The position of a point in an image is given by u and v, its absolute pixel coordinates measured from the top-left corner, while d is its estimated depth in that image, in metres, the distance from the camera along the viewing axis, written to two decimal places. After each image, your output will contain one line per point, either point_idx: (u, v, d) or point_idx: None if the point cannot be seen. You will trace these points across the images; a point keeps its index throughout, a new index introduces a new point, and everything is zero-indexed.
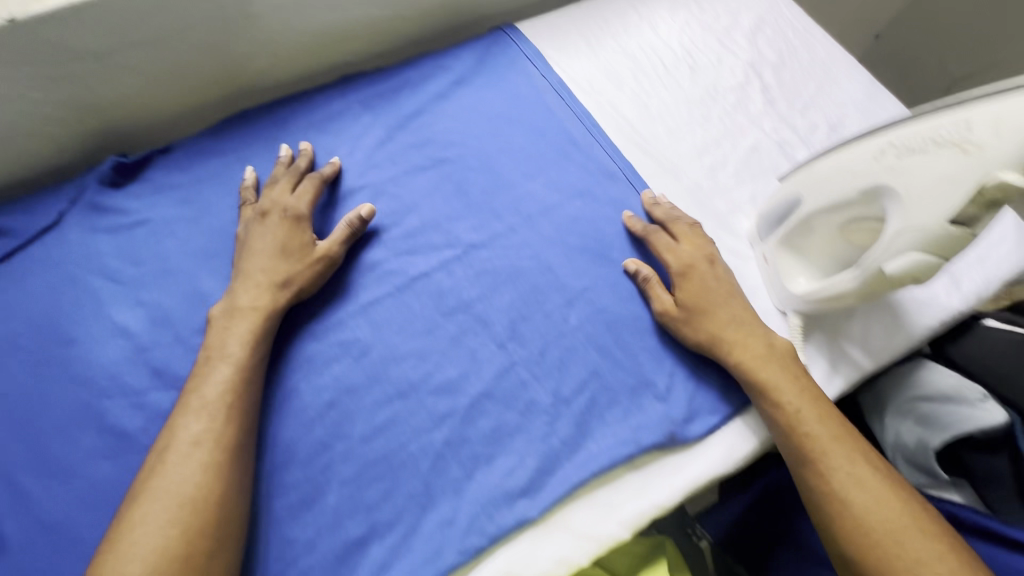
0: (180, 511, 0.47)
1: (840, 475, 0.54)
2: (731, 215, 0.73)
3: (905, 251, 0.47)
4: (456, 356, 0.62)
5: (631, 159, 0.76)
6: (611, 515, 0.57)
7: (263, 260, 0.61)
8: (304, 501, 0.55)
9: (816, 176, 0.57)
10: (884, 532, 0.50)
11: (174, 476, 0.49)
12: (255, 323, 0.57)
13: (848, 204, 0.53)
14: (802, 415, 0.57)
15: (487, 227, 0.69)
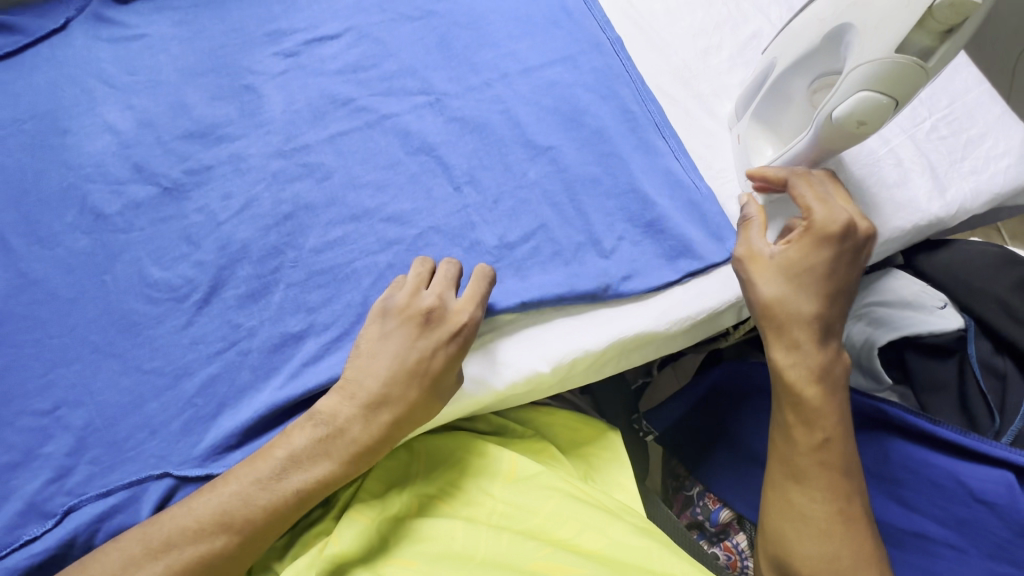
0: (177, 566, 0.48)
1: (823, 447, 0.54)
2: (714, 98, 0.71)
3: (852, 90, 0.49)
4: (413, 192, 0.64)
5: (621, 34, 0.74)
6: (534, 351, 0.60)
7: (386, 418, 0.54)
8: (254, 295, 0.60)
9: (784, 39, 0.58)
10: (828, 517, 0.53)
11: (189, 518, 0.49)
12: (332, 453, 0.52)
13: (814, 56, 0.54)
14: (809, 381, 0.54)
15: (463, 79, 0.70)
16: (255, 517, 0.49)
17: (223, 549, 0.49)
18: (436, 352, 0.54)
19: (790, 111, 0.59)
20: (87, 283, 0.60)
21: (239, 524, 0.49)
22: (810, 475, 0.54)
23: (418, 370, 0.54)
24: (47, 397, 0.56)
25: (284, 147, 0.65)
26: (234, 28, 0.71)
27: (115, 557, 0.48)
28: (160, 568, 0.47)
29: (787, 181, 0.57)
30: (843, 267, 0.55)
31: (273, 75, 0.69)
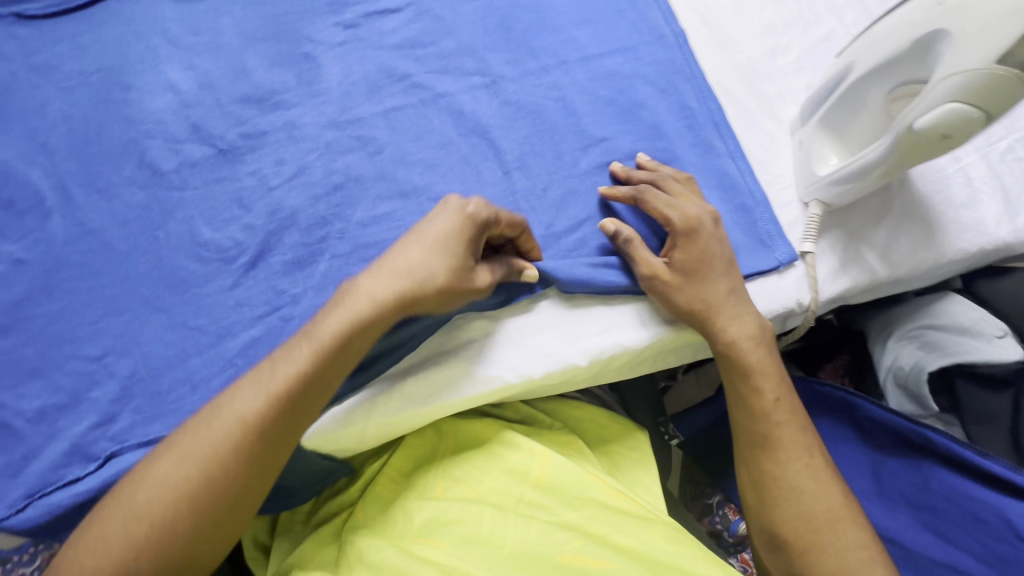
0: (225, 441, 0.47)
1: (775, 406, 0.56)
2: (778, 100, 0.68)
3: (942, 101, 0.47)
4: (462, 173, 0.64)
5: (686, 26, 0.72)
6: (571, 342, 0.59)
7: (389, 281, 0.52)
8: (300, 263, 0.60)
9: (866, 44, 0.55)
10: (818, 488, 0.53)
11: (231, 399, 0.49)
12: (348, 311, 0.51)
13: (898, 65, 0.52)
14: (753, 344, 0.57)
15: (520, 63, 0.69)
16: (292, 378, 0.49)
17: (269, 429, 0.48)
18: (453, 231, 0.53)
19: (862, 118, 0.57)
20: (141, 237, 0.61)
21: (278, 387, 0.49)
22: (779, 444, 0.55)
23: (432, 236, 0.53)
24: (96, 344, 0.57)
25: (338, 118, 0.65)
26: None
27: (180, 442, 0.48)
28: (206, 441, 0.48)
29: (631, 199, 0.61)
30: (711, 267, 0.58)
31: (332, 45, 0.69)
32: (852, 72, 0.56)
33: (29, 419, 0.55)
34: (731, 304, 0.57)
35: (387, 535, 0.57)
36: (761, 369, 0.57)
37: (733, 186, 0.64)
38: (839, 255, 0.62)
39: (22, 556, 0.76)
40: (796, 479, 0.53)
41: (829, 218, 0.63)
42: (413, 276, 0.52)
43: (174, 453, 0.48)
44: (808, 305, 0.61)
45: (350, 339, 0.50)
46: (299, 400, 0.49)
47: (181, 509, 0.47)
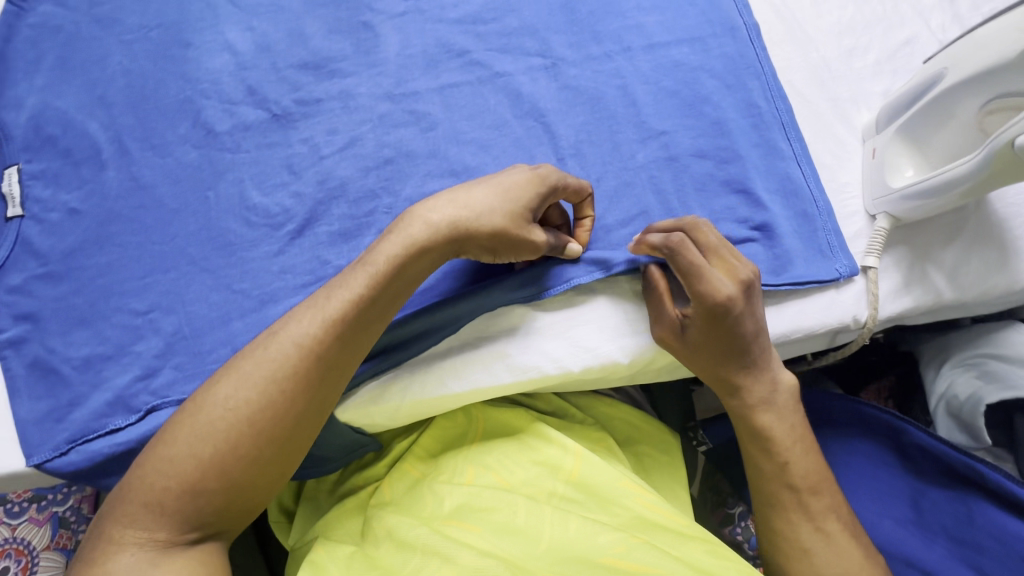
0: (289, 367, 0.49)
1: (786, 468, 0.54)
2: (851, 105, 0.65)
3: None
4: (515, 156, 0.62)
5: (759, 20, 0.69)
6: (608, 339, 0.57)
7: (455, 217, 0.52)
8: (346, 234, 0.60)
9: (966, 51, 0.52)
10: (831, 552, 0.51)
11: (290, 326, 0.50)
12: (412, 238, 0.51)
13: (999, 76, 0.49)
14: (763, 403, 0.55)
15: (583, 47, 0.67)
16: (351, 300, 0.50)
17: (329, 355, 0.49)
18: (523, 184, 0.53)
19: (946, 129, 0.54)
20: (192, 196, 0.61)
21: (336, 310, 0.50)
22: (789, 505, 0.53)
23: (508, 186, 0.53)
24: (143, 299, 0.58)
25: (394, 91, 0.64)
26: None
27: (237, 371, 0.49)
28: (265, 366, 0.48)
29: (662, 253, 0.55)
30: (733, 348, 0.54)
31: (392, 15, 0.67)
32: (943, 80, 0.53)
33: (76, 367, 0.56)
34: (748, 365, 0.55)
35: (414, 516, 0.57)
36: (778, 436, 0.55)
37: (796, 192, 0.61)
38: (903, 276, 0.59)
39: (56, 495, 0.80)
40: (812, 539, 0.52)
41: (897, 232, 0.60)
42: (475, 211, 0.52)
43: (235, 376, 0.48)
44: (863, 322, 0.58)
45: (405, 265, 0.51)
46: (357, 327, 0.50)
47: (244, 430, 0.47)
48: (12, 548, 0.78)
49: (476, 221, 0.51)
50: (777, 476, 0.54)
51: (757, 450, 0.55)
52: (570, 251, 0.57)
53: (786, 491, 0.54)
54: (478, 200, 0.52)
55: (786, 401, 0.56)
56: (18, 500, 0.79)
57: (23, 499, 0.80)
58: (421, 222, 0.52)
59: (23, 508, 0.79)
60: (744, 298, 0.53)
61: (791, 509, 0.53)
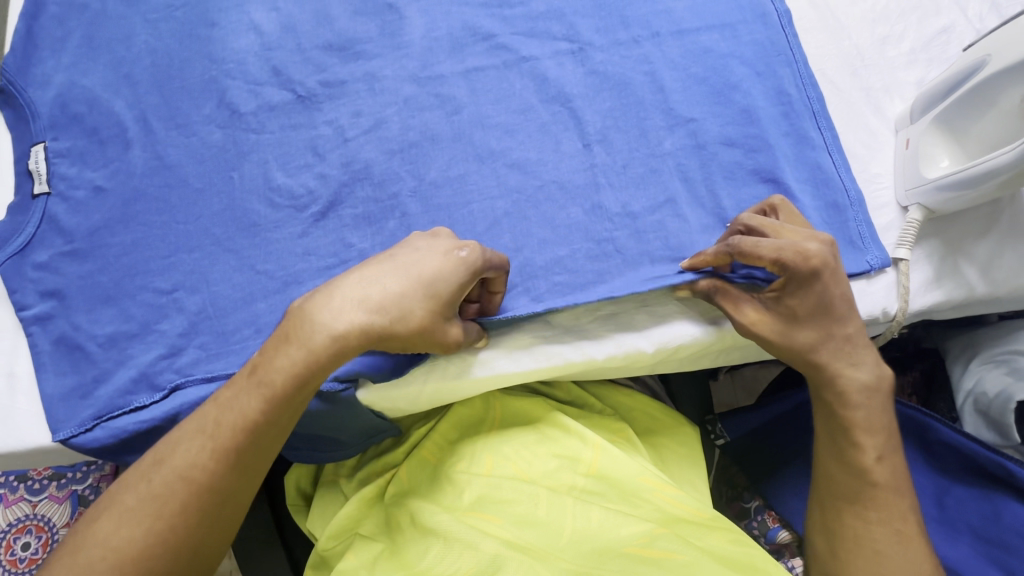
0: (164, 485, 0.47)
1: (874, 466, 0.52)
2: (884, 93, 0.64)
3: None
4: (540, 142, 0.62)
5: (791, 6, 0.67)
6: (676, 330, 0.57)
7: (348, 309, 0.48)
8: (370, 218, 0.59)
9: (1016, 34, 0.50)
10: (897, 544, 0.51)
11: (170, 445, 0.48)
12: (265, 400, 0.48)
13: None
14: (861, 398, 0.53)
15: (611, 32, 0.66)
16: (236, 420, 0.48)
17: (204, 463, 0.47)
18: (443, 274, 0.49)
19: (986, 116, 0.52)
20: (216, 177, 0.61)
21: (220, 431, 0.48)
22: (869, 501, 0.52)
23: (415, 273, 0.49)
24: (167, 278, 0.58)
25: (419, 74, 0.64)
26: None
27: (114, 506, 0.47)
28: (149, 492, 0.47)
29: (727, 252, 0.53)
30: (829, 316, 0.52)
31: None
32: (986, 68, 0.52)
33: (101, 344, 0.56)
34: (847, 355, 0.53)
35: (449, 508, 0.58)
36: (867, 425, 0.53)
37: (826, 181, 0.60)
38: (938, 272, 0.58)
39: (74, 473, 0.80)
40: (884, 539, 0.51)
41: (929, 224, 0.59)
42: (381, 309, 0.48)
43: (108, 506, 0.47)
44: (897, 317, 0.57)
45: (304, 381, 0.48)
46: (247, 448, 0.48)
47: (132, 563, 0.45)
48: (32, 523, 0.79)
49: (386, 318, 0.48)
50: (857, 470, 0.53)
51: (842, 442, 0.53)
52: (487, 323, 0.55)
53: (868, 488, 0.52)
54: (375, 293, 0.48)
55: (883, 391, 0.54)
56: (39, 476, 0.80)
57: (44, 476, 0.80)
58: (314, 330, 0.48)
59: (43, 485, 0.80)
60: (833, 263, 0.51)
61: (870, 506, 0.52)
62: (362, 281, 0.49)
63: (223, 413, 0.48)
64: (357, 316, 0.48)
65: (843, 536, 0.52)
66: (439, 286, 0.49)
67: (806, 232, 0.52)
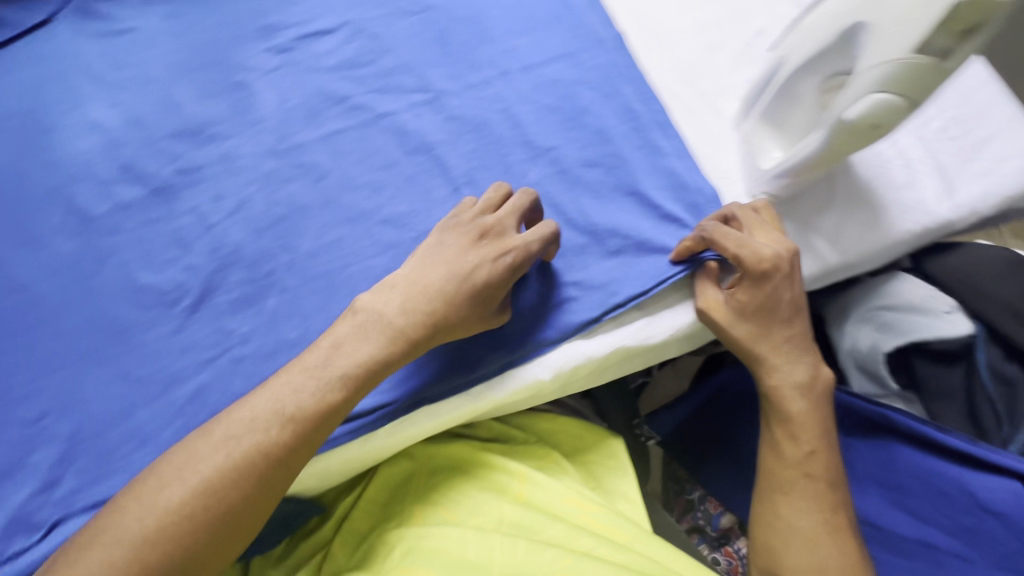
0: (238, 458, 0.46)
1: (806, 458, 0.54)
2: (719, 95, 0.69)
3: (867, 94, 0.48)
4: (410, 193, 0.63)
5: (624, 29, 0.72)
6: (604, 341, 0.59)
7: (408, 300, 0.52)
8: (249, 299, 0.58)
9: (805, 31, 0.56)
10: (817, 530, 0.52)
11: (242, 417, 0.47)
12: (351, 386, 0.50)
13: (825, 57, 0.53)
14: (798, 394, 0.56)
15: (461, 77, 0.68)
16: (314, 407, 0.48)
17: (284, 440, 0.47)
18: (494, 279, 0.53)
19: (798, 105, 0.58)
20: (76, 287, 0.58)
21: (300, 416, 0.48)
22: (796, 488, 0.54)
23: (465, 276, 0.53)
24: (33, 406, 0.54)
25: (277, 147, 0.63)
26: (225, 23, 0.69)
27: (165, 473, 0.46)
28: (216, 466, 0.45)
29: (700, 237, 0.59)
30: (771, 316, 0.56)
31: (266, 70, 0.67)
32: (784, 67, 0.57)
33: None
34: (778, 351, 0.57)
35: (378, 575, 0.55)
36: (804, 421, 0.55)
37: (683, 185, 0.64)
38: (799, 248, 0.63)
39: None
40: (812, 527, 0.52)
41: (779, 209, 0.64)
42: (432, 283, 0.53)
43: (176, 472, 0.45)
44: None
45: (379, 375, 0.51)
46: (321, 426, 0.49)
47: (199, 534, 0.44)
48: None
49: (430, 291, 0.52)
50: (795, 459, 0.55)
51: (779, 433, 0.56)
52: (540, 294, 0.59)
53: (799, 477, 0.54)
54: (436, 287, 0.52)
55: (819, 391, 0.57)
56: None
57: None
58: (374, 296, 0.53)
59: None
60: (786, 267, 0.56)
61: (794, 493, 0.54)
62: (420, 287, 0.53)
63: (300, 400, 0.48)
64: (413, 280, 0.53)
65: (769, 518, 0.54)
66: (479, 263, 0.53)
67: (774, 231, 0.58)
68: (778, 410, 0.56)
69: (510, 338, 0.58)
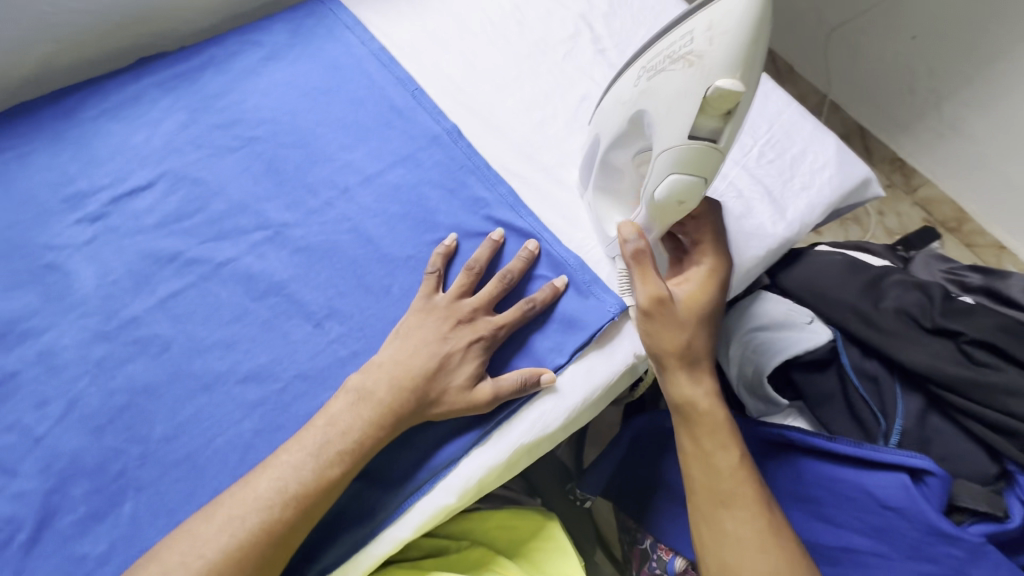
0: (242, 537, 0.47)
1: (740, 462, 0.54)
2: (559, 167, 0.72)
3: (663, 176, 0.52)
4: (267, 341, 0.59)
5: (456, 120, 0.73)
6: (558, 401, 0.58)
7: (396, 369, 0.55)
8: (99, 511, 0.51)
9: (607, 116, 0.60)
10: (760, 538, 0.51)
11: (242, 497, 0.48)
12: (352, 459, 0.51)
13: (629, 138, 0.58)
14: (714, 399, 0.56)
15: (301, 205, 0.66)
16: (315, 483, 0.49)
17: (285, 519, 0.48)
18: (475, 357, 0.57)
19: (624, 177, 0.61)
20: None
21: (307, 492, 0.49)
22: (737, 499, 0.53)
23: (443, 355, 0.56)
24: None
25: (106, 327, 0.57)
26: (23, 200, 0.63)
27: (149, 574, 0.45)
28: (220, 549, 0.46)
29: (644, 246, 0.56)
30: (713, 316, 0.59)
31: (80, 244, 0.61)
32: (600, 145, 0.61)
33: None
34: (699, 357, 0.57)
35: None
36: (730, 428, 0.56)
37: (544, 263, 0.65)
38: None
39: None
40: (756, 535, 0.51)
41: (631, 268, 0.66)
42: (418, 360, 0.55)
43: (177, 560, 0.45)
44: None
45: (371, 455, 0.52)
46: (321, 499, 0.50)
47: None
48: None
49: (416, 368, 0.55)
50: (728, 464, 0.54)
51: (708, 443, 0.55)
52: (546, 379, 0.58)
53: (733, 484, 0.53)
54: (422, 362, 0.55)
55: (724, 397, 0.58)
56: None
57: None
58: (366, 373, 0.55)
59: None
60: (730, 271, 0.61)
61: (736, 503, 0.53)
62: (404, 363, 0.55)
63: (307, 477, 0.49)
64: (397, 357, 0.55)
65: (710, 530, 0.53)
66: (463, 336, 0.57)
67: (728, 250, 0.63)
68: (699, 418, 0.55)
69: (398, 475, 0.55)
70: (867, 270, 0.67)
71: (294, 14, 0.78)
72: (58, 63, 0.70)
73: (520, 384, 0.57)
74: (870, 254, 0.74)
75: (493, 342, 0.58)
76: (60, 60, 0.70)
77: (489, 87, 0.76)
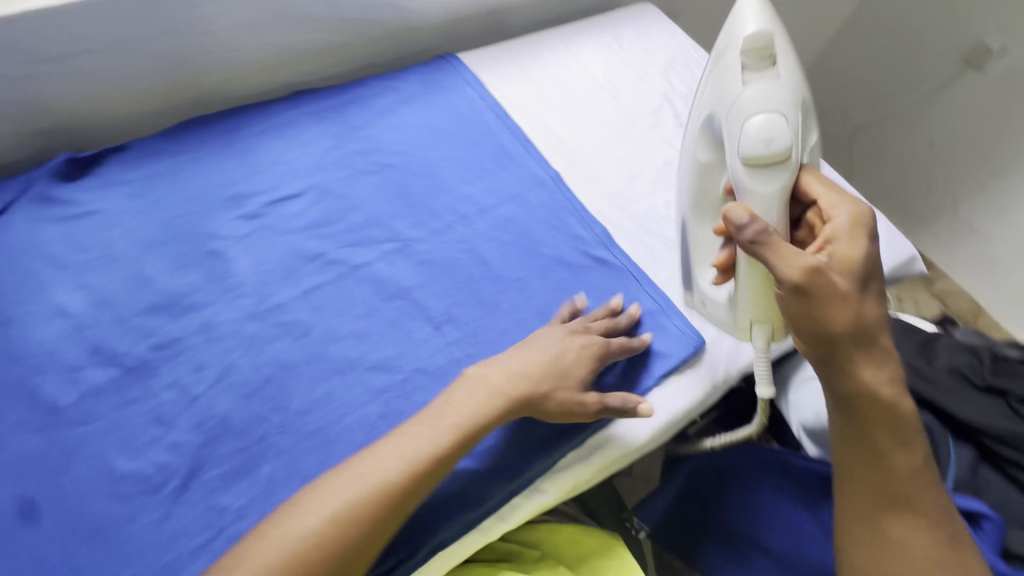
0: (365, 494, 0.50)
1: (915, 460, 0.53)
2: (646, 216, 0.82)
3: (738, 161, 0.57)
4: (393, 337, 0.66)
5: (557, 168, 0.85)
6: (647, 419, 0.65)
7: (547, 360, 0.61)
8: (240, 468, 0.56)
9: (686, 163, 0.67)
10: (939, 544, 0.51)
11: (372, 458, 0.52)
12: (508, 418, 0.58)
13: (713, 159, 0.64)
14: (890, 390, 0.53)
15: (426, 224, 0.75)
16: (430, 457, 0.53)
17: (405, 486, 0.51)
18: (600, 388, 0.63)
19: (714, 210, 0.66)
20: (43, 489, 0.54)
21: (419, 462, 0.52)
22: (915, 500, 0.52)
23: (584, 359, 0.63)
24: None
25: (257, 309, 0.65)
26: (194, 195, 0.73)
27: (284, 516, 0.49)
28: (343, 500, 0.49)
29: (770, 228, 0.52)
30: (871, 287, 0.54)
31: (239, 237, 0.70)
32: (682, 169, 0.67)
33: None
34: (875, 343, 0.53)
35: None
36: (906, 423, 0.53)
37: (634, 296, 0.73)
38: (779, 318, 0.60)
39: None
40: (936, 544, 0.51)
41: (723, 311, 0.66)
42: (523, 375, 0.60)
43: (312, 506, 0.49)
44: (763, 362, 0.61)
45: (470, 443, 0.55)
46: (423, 485, 0.52)
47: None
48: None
49: (523, 391, 0.59)
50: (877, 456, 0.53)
51: (883, 439, 0.53)
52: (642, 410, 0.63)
53: (907, 485, 0.52)
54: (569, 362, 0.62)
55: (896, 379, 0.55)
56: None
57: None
58: (445, 395, 0.58)
59: None
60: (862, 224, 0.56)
61: (912, 508, 0.52)
62: (553, 357, 0.62)
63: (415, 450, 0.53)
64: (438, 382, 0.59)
65: (885, 539, 0.52)
66: (572, 364, 0.62)
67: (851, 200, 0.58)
68: (873, 411, 0.53)
69: (504, 467, 0.61)
70: (919, 333, 0.76)
71: (424, 68, 0.92)
72: (229, 87, 0.83)
73: (619, 406, 0.62)
74: (918, 320, 0.82)
75: (598, 366, 0.64)
76: (233, 86, 0.83)
77: (586, 145, 0.88)
